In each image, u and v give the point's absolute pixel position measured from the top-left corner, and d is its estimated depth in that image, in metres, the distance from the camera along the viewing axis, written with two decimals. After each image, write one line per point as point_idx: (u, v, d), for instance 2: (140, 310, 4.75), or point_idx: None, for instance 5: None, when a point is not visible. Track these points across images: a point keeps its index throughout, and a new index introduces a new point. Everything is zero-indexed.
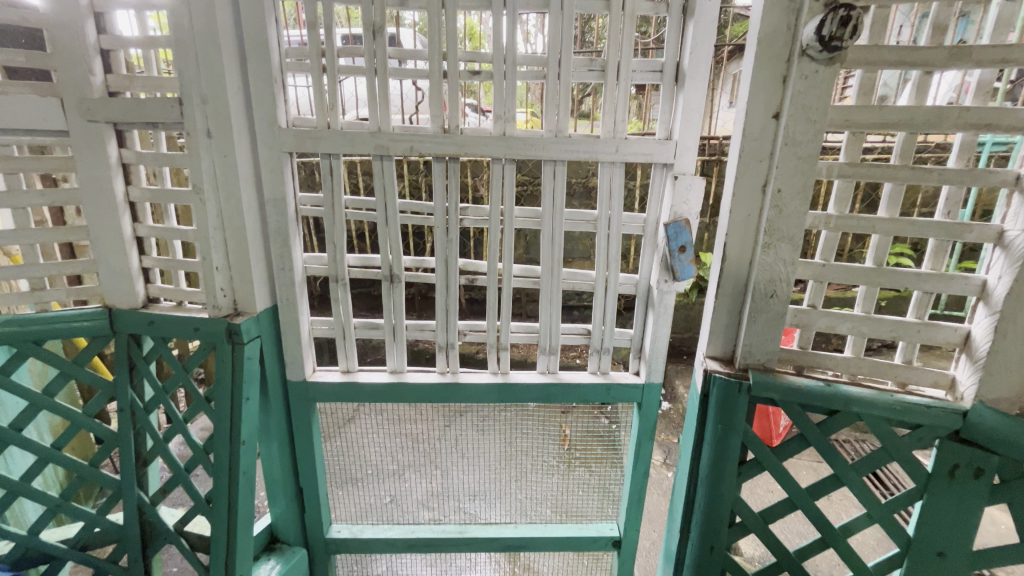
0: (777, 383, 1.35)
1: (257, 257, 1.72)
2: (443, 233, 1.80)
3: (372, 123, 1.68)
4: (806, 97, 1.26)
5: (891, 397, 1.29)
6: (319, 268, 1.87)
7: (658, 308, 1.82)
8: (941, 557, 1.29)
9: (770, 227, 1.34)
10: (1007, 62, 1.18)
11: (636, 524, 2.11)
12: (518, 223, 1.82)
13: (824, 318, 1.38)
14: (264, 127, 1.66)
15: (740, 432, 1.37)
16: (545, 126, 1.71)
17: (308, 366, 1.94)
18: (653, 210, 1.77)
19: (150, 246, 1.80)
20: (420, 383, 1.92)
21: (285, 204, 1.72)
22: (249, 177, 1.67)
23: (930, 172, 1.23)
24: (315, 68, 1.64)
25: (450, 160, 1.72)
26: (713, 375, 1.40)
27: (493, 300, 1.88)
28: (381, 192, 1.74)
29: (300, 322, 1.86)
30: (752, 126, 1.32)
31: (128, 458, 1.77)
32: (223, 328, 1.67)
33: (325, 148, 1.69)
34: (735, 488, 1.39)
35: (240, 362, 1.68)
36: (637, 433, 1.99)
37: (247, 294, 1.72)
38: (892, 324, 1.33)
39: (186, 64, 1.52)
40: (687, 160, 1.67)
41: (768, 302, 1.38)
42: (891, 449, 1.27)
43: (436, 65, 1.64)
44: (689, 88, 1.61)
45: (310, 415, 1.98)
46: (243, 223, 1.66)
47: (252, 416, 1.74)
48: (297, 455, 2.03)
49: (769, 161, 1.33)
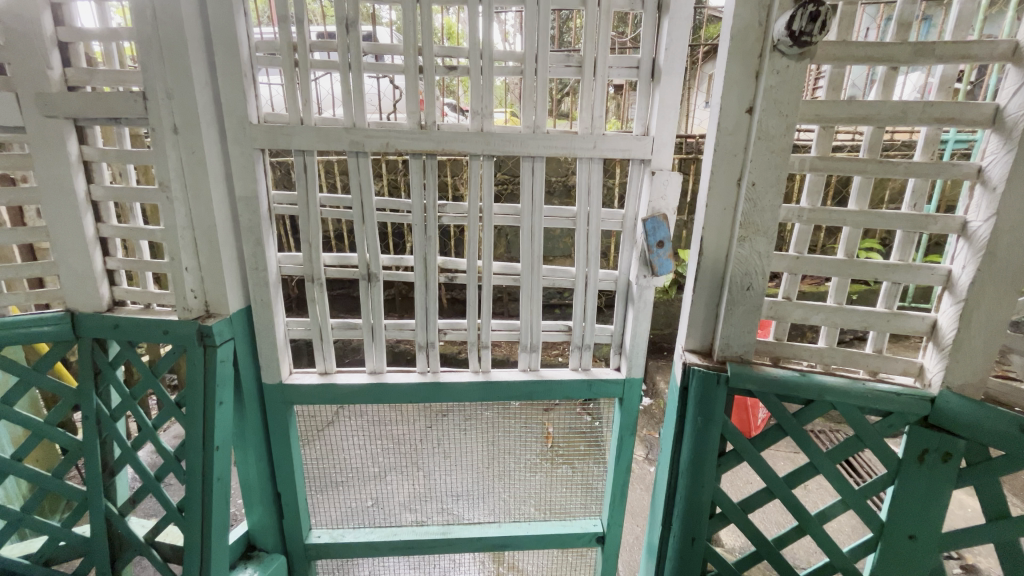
0: (754, 374, 1.35)
1: (228, 258, 1.67)
2: (421, 231, 1.77)
3: (346, 118, 1.65)
4: (778, 92, 1.27)
5: (863, 386, 1.31)
6: (294, 267, 1.82)
7: (637, 304, 1.83)
8: (914, 540, 1.30)
9: (746, 220, 1.35)
10: (968, 58, 1.20)
11: (619, 520, 2.12)
12: (497, 219, 1.82)
13: (798, 310, 1.39)
14: (233, 123, 1.60)
15: (719, 423, 1.37)
16: (523, 123, 1.70)
17: (284, 369, 1.89)
18: (631, 206, 1.78)
19: (115, 247, 1.73)
20: (400, 383, 1.89)
21: (257, 203, 1.66)
22: (219, 174, 1.62)
23: (898, 165, 1.26)
24: (287, 63, 1.60)
25: (427, 157, 1.70)
26: (692, 368, 1.41)
27: (473, 298, 1.86)
28: (357, 189, 1.71)
29: (275, 323, 1.81)
30: (726, 121, 1.33)
31: (95, 468, 1.70)
32: (194, 331, 1.62)
33: (299, 144, 1.64)
34: (715, 478, 1.40)
35: (212, 364, 1.63)
36: (619, 428, 2.00)
37: (218, 294, 1.67)
38: (863, 314, 1.35)
39: (150, 56, 1.45)
40: (664, 156, 1.69)
41: (745, 294, 1.40)
42: (864, 436, 1.28)
43: (412, 60, 1.61)
44: (666, 84, 1.62)
45: (287, 419, 1.93)
46: (214, 222, 1.61)
47: (226, 421, 1.70)
48: (274, 459, 1.98)
49: (743, 155, 1.34)
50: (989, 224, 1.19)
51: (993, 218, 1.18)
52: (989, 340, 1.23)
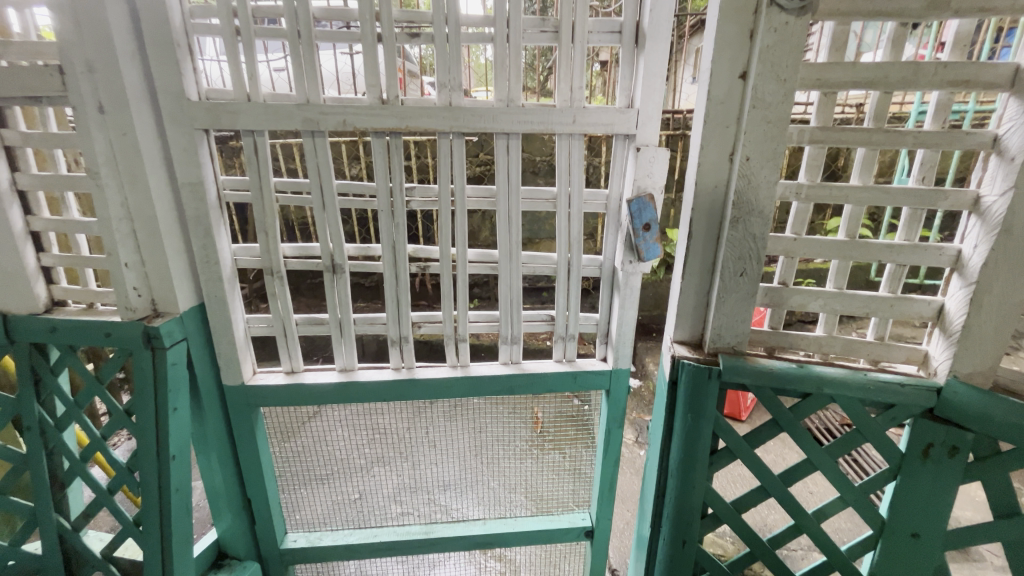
0: (748, 366, 1.21)
1: (174, 252, 1.51)
2: (388, 217, 1.63)
3: (298, 94, 1.48)
4: (775, 52, 1.10)
5: (865, 376, 1.19)
6: (250, 260, 1.66)
7: (623, 291, 1.72)
8: (916, 538, 1.22)
9: (740, 199, 1.18)
10: (987, 11, 1.07)
11: (607, 513, 2.06)
12: (471, 203, 1.68)
13: (796, 296, 1.25)
14: (169, 100, 1.42)
15: (711, 420, 1.25)
16: (496, 96, 1.54)
17: (246, 369, 1.75)
18: (615, 185, 1.64)
19: (50, 241, 1.56)
20: (372, 380, 1.77)
21: (203, 190, 1.49)
22: (157, 158, 1.44)
23: (907, 134, 1.11)
24: (227, 31, 1.41)
25: (391, 136, 1.55)
26: (681, 361, 1.27)
27: (447, 288, 1.74)
28: (315, 172, 1.55)
29: (233, 322, 1.66)
30: (718, 88, 1.16)
31: (42, 482, 1.57)
32: (139, 332, 1.47)
33: (246, 124, 1.47)
34: (706, 478, 1.29)
35: (163, 369, 1.49)
36: (607, 420, 1.92)
37: (165, 291, 1.51)
38: (865, 299, 1.22)
39: (63, 23, 1.27)
40: (650, 131, 1.55)
41: (739, 281, 1.23)
42: (865, 431, 1.18)
43: (369, 28, 1.45)
44: (651, 50, 1.47)
45: (253, 422, 1.80)
46: (154, 212, 1.45)
47: (183, 427, 1.58)
48: (241, 464, 1.86)
49: (736, 126, 1.18)
50: (1005, 199, 1.06)
51: (1009, 192, 1.05)
52: (1002, 326, 1.12)
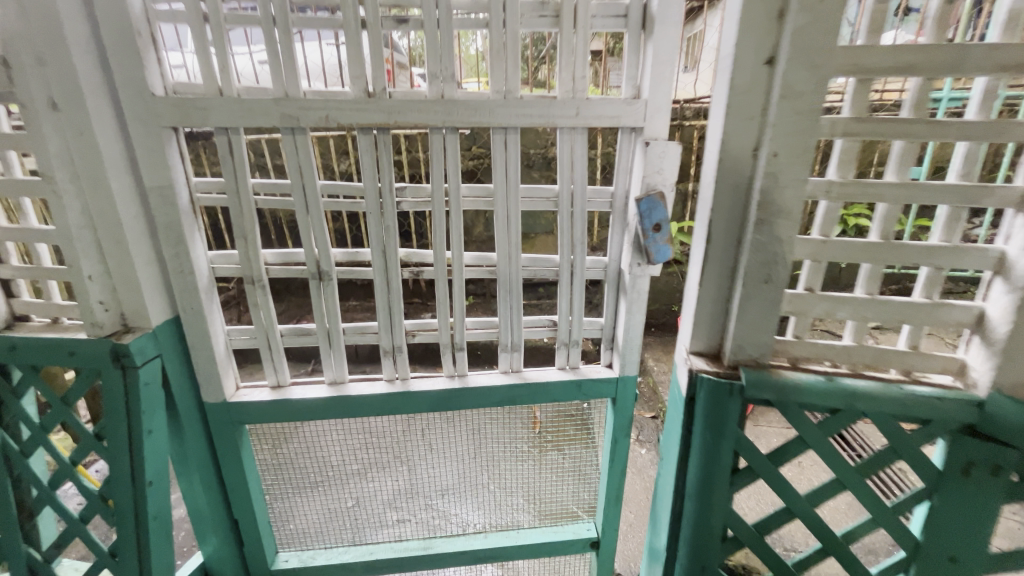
0: (773, 381, 1.11)
1: (143, 262, 1.38)
2: (377, 219, 1.51)
3: (276, 87, 1.35)
4: (808, 35, 0.99)
5: (899, 390, 1.09)
6: (229, 267, 1.54)
7: (630, 295, 1.61)
8: (954, 562, 1.14)
9: (765, 199, 1.08)
10: None
11: (614, 524, 1.97)
12: (466, 204, 1.56)
13: (823, 304, 1.13)
14: (132, 95, 1.28)
15: (732, 439, 1.15)
16: (492, 87, 1.42)
17: (228, 385, 1.62)
18: (621, 182, 1.54)
19: (8, 252, 1.43)
20: (364, 394, 1.66)
21: (173, 193, 1.37)
22: (121, 160, 1.31)
23: (950, 125, 1.01)
24: (194, 18, 1.28)
25: (379, 132, 1.42)
26: (699, 376, 1.16)
27: (442, 294, 1.63)
28: (297, 172, 1.43)
29: (212, 335, 1.54)
30: (740, 76, 1.05)
31: (9, 512, 1.46)
32: (107, 351, 1.35)
33: (219, 121, 1.34)
34: (727, 500, 1.20)
35: (135, 389, 1.38)
36: (613, 429, 1.83)
37: (136, 305, 1.39)
38: (899, 306, 1.11)
39: (7, 10, 1.13)
40: (658, 123, 1.44)
41: (763, 288, 1.13)
42: (899, 448, 1.09)
43: (352, 13, 1.32)
44: (659, 35, 1.35)
45: (237, 440, 1.68)
46: (119, 219, 1.32)
47: (160, 451, 1.46)
48: (226, 485, 1.75)
49: (761, 118, 1.07)
50: None
51: None
52: None
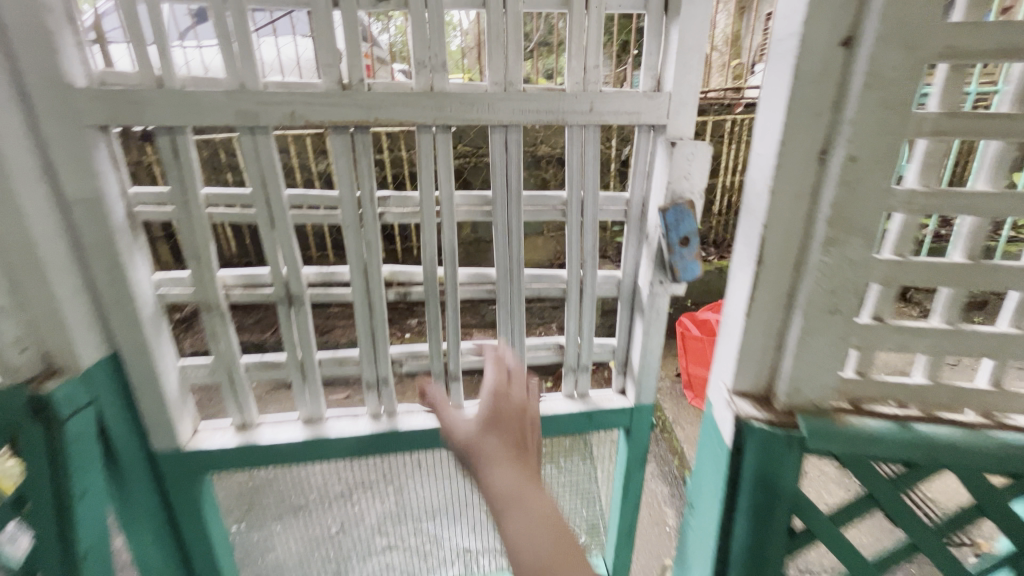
0: (838, 431, 0.94)
1: (69, 291, 1.13)
2: (355, 232, 1.29)
3: (230, 77, 1.12)
4: (907, 10, 0.78)
5: (986, 438, 0.93)
6: (180, 293, 1.29)
7: (648, 315, 1.42)
8: None
9: (838, 214, 0.88)
10: None
11: (626, 562, 1.79)
12: (460, 214, 1.35)
13: (894, 338, 0.94)
14: (46, 87, 1.04)
15: (790, 498, 0.98)
16: (489, 78, 1.21)
17: (183, 430, 1.39)
18: (637, 188, 1.35)
19: None
20: (345, 436, 1.44)
21: (105, 207, 1.12)
22: (36, 167, 1.07)
23: None
24: None
25: (356, 131, 1.20)
26: (750, 425, 0.98)
27: (434, 318, 1.41)
28: (258, 179, 1.20)
29: (161, 373, 1.30)
30: (808, 63, 0.85)
31: None
32: (24, 401, 1.11)
33: (157, 119, 1.10)
34: (781, 567, 1.02)
35: (61, 447, 1.13)
36: (626, 463, 1.64)
37: (63, 344, 1.14)
38: (985, 338, 0.93)
39: None
40: (684, 120, 1.25)
41: (829, 320, 0.94)
42: (986, 506, 0.93)
43: None
44: (686, 17, 1.16)
45: (198, 492, 1.45)
46: (36, 241, 1.07)
47: (98, 515, 1.23)
48: (184, 542, 1.51)
49: (832, 115, 0.87)
50: None
51: None
52: None
